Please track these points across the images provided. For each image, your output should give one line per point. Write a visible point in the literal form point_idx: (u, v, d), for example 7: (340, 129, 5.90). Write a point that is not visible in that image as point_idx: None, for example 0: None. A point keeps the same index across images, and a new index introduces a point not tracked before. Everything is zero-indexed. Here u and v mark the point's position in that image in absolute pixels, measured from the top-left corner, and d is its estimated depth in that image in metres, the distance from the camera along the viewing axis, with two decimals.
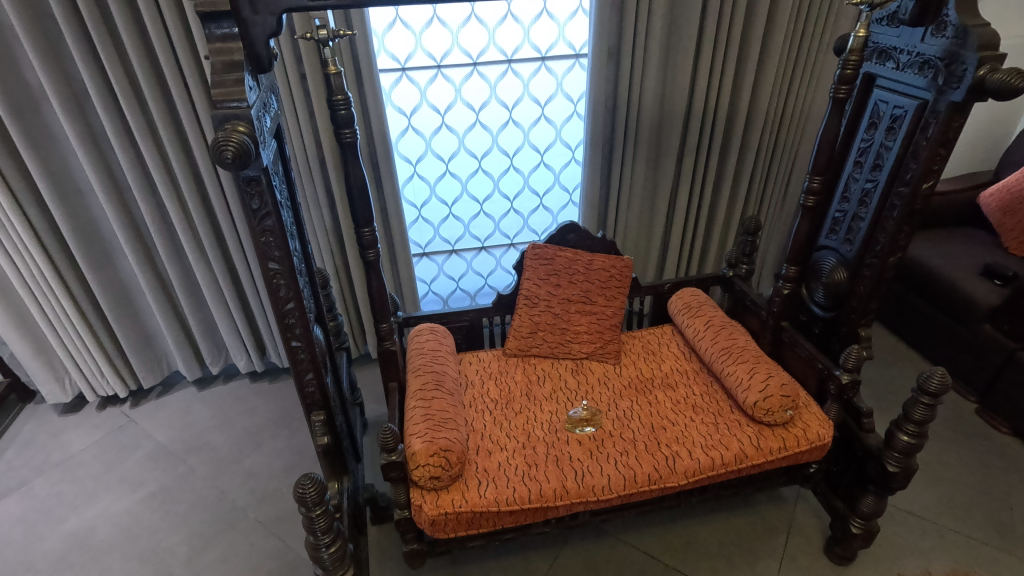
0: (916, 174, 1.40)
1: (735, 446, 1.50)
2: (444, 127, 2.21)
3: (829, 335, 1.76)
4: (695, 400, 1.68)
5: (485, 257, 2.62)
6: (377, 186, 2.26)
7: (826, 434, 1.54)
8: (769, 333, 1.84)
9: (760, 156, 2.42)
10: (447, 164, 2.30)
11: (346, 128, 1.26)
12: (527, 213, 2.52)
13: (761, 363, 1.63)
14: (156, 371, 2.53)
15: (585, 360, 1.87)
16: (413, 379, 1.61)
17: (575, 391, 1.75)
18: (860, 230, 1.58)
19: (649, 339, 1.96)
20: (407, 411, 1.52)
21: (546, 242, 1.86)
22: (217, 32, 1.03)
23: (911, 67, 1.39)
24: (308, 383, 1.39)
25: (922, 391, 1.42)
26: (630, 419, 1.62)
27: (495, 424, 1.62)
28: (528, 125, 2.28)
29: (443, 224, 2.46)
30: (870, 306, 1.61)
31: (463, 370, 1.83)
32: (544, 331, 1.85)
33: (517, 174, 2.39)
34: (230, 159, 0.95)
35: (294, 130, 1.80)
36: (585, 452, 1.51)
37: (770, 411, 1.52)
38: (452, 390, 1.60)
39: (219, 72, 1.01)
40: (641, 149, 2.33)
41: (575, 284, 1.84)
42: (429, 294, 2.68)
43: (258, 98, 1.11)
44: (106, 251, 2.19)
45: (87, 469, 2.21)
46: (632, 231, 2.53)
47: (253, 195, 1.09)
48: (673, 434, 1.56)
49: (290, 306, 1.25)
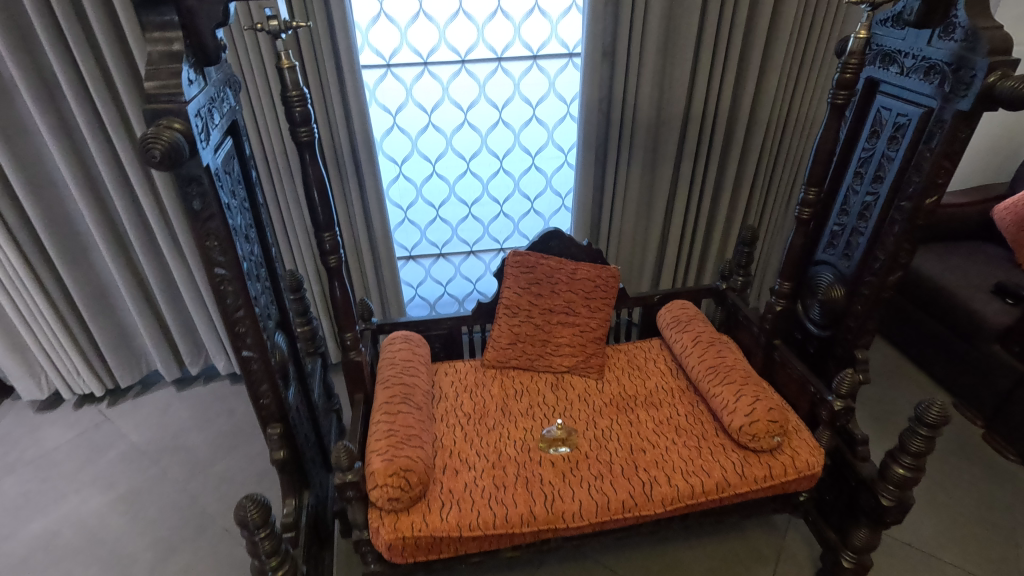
0: (918, 187, 1.29)
1: (717, 474, 1.41)
2: (431, 126, 2.14)
3: (824, 355, 1.65)
4: (679, 421, 1.58)
5: (474, 261, 2.53)
6: (338, 186, 2.14)
7: (816, 463, 1.44)
8: (760, 350, 1.74)
9: (761, 163, 2.32)
10: (434, 165, 2.22)
11: (302, 126, 1.16)
12: (518, 218, 2.43)
13: (749, 383, 1.53)
14: (134, 370, 2.46)
15: (566, 374, 1.78)
16: (380, 391, 1.53)
17: (553, 407, 1.65)
18: (858, 245, 1.48)
19: (635, 353, 1.87)
20: (370, 425, 1.44)
21: (529, 249, 1.78)
22: (156, 19, 0.95)
23: (915, 73, 1.28)
24: (262, 395, 1.30)
25: (920, 422, 1.33)
26: (608, 440, 1.53)
27: (465, 440, 1.54)
28: (519, 126, 2.20)
29: (431, 226, 2.38)
30: (868, 326, 1.50)
31: (437, 382, 1.74)
32: (524, 343, 1.77)
33: (507, 177, 2.31)
34: (157, 158, 0.88)
35: (255, 132, 1.74)
36: (556, 474, 1.43)
37: (756, 437, 1.43)
38: (421, 404, 1.53)
39: (156, 64, 0.94)
40: (636, 153, 2.23)
41: (558, 295, 1.76)
42: (416, 298, 2.59)
43: (204, 92, 1.03)
44: (81, 246, 2.13)
45: (59, 469, 2.16)
46: (626, 240, 2.45)
47: (194, 195, 1.01)
48: (652, 457, 1.47)
49: (240, 313, 1.18)
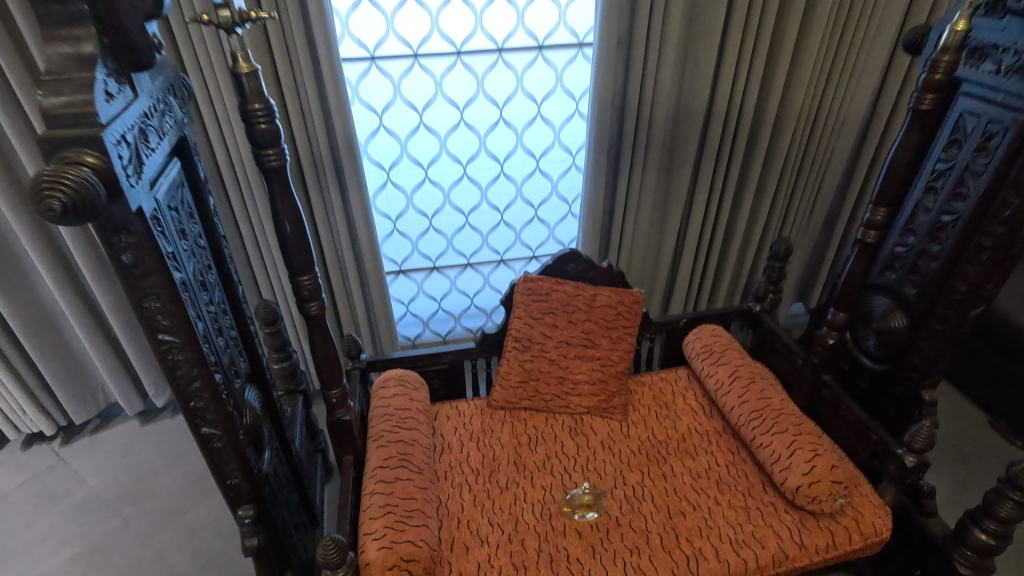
0: (1019, 211, 1.08)
1: (772, 544, 1.21)
2: (423, 127, 1.88)
3: (879, 392, 1.46)
4: (719, 474, 1.37)
5: (472, 274, 2.28)
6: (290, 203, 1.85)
7: (884, 527, 1.24)
8: (805, 385, 1.53)
9: (787, 165, 2.08)
10: (426, 170, 1.96)
11: (269, 147, 0.90)
12: (520, 226, 2.19)
13: (803, 433, 1.33)
14: (89, 404, 2.19)
15: (586, 416, 1.56)
16: (374, 451, 1.31)
17: (573, 459, 1.44)
18: (929, 272, 1.27)
19: (661, 387, 1.65)
20: (364, 497, 1.22)
21: (541, 273, 1.55)
22: (60, 10, 0.68)
23: (1019, 74, 1.06)
24: (229, 474, 1.06)
25: (1012, 482, 1.14)
26: (640, 501, 1.32)
27: (475, 504, 1.31)
28: (521, 125, 1.95)
29: (423, 238, 2.13)
30: (937, 364, 1.31)
31: (438, 429, 1.52)
32: (537, 381, 1.55)
33: (509, 182, 2.07)
34: (60, 210, 0.63)
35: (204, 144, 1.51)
36: (584, 549, 1.21)
37: (816, 499, 1.23)
38: (423, 466, 1.30)
39: (63, 71, 0.68)
40: (653, 154, 1.99)
41: (575, 325, 1.54)
42: (407, 315, 2.33)
43: (132, 107, 0.76)
44: (18, 269, 1.84)
45: (5, 523, 1.89)
46: (638, 252, 2.21)
47: (123, 247, 0.75)
48: (693, 523, 1.26)
49: (196, 386, 0.92)
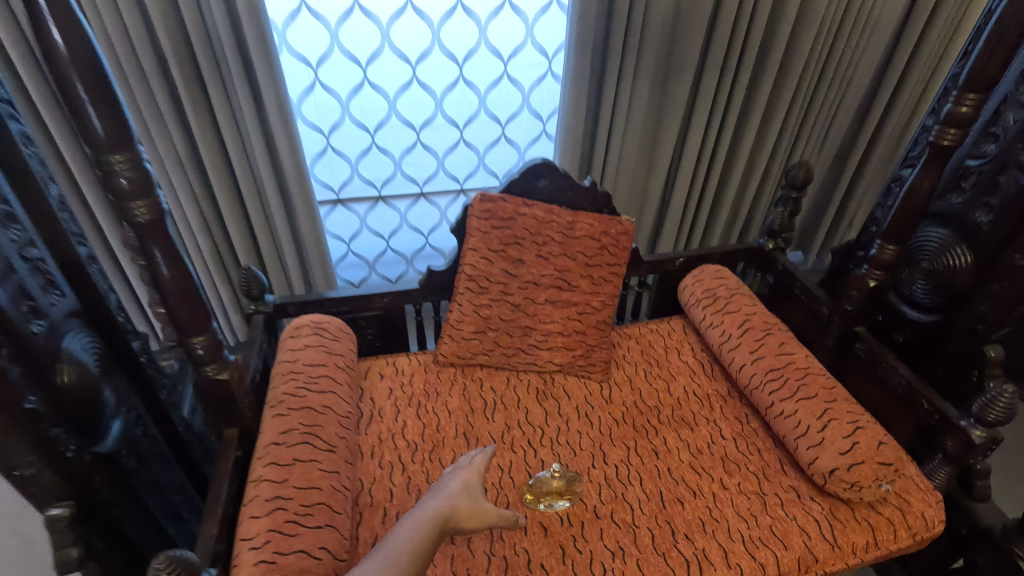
0: None
1: (797, 544, 0.91)
2: (357, 10, 1.46)
3: (924, 347, 1.16)
4: (725, 450, 1.08)
5: (426, 207, 1.90)
6: (172, 98, 1.39)
7: (937, 519, 0.96)
8: (830, 339, 1.23)
9: (804, 81, 1.72)
10: (364, 69, 1.55)
11: None
12: (484, 148, 1.81)
13: (837, 400, 1.04)
14: None
15: (557, 376, 1.24)
16: (271, 422, 0.96)
17: (540, 431, 1.11)
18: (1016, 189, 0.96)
19: (651, 341, 1.34)
20: (249, 488, 0.87)
21: (504, 193, 1.20)
22: None
23: None
24: (16, 462, 0.69)
25: None
26: (626, 485, 1.01)
27: (409, 490, 0.99)
28: (484, 15, 1.54)
29: (364, 160, 1.73)
30: (1013, 310, 1.00)
31: (368, 393, 1.18)
32: (495, 332, 1.21)
33: (469, 91, 1.67)
34: None
35: None
36: (553, 552, 0.90)
37: (856, 486, 0.94)
38: (337, 442, 0.97)
39: None
40: (648, 60, 1.61)
41: (545, 261, 1.20)
42: (348, 255, 1.95)
43: None
44: None
45: None
46: (624, 183, 1.86)
47: None
48: (694, 514, 0.96)
49: None
